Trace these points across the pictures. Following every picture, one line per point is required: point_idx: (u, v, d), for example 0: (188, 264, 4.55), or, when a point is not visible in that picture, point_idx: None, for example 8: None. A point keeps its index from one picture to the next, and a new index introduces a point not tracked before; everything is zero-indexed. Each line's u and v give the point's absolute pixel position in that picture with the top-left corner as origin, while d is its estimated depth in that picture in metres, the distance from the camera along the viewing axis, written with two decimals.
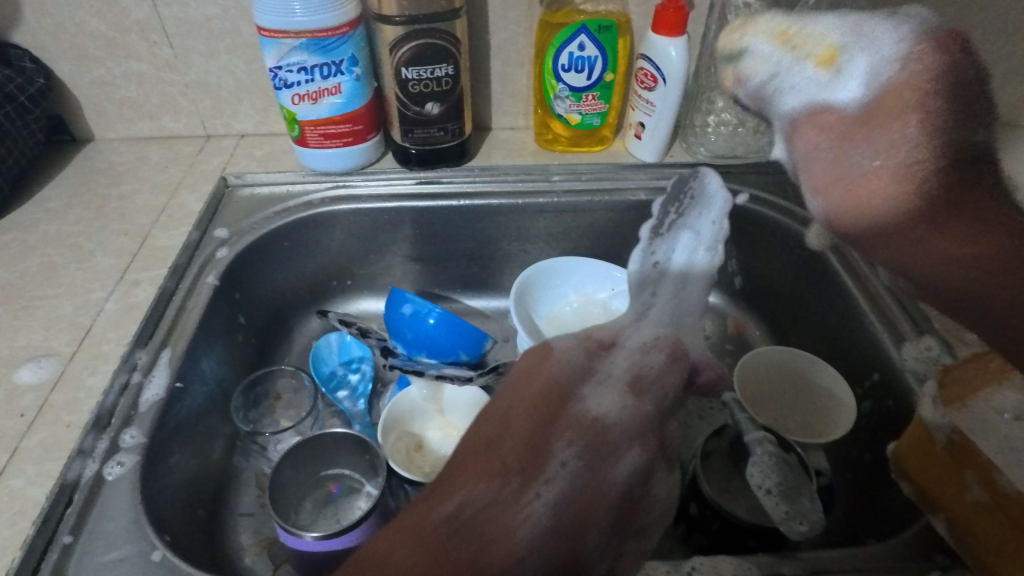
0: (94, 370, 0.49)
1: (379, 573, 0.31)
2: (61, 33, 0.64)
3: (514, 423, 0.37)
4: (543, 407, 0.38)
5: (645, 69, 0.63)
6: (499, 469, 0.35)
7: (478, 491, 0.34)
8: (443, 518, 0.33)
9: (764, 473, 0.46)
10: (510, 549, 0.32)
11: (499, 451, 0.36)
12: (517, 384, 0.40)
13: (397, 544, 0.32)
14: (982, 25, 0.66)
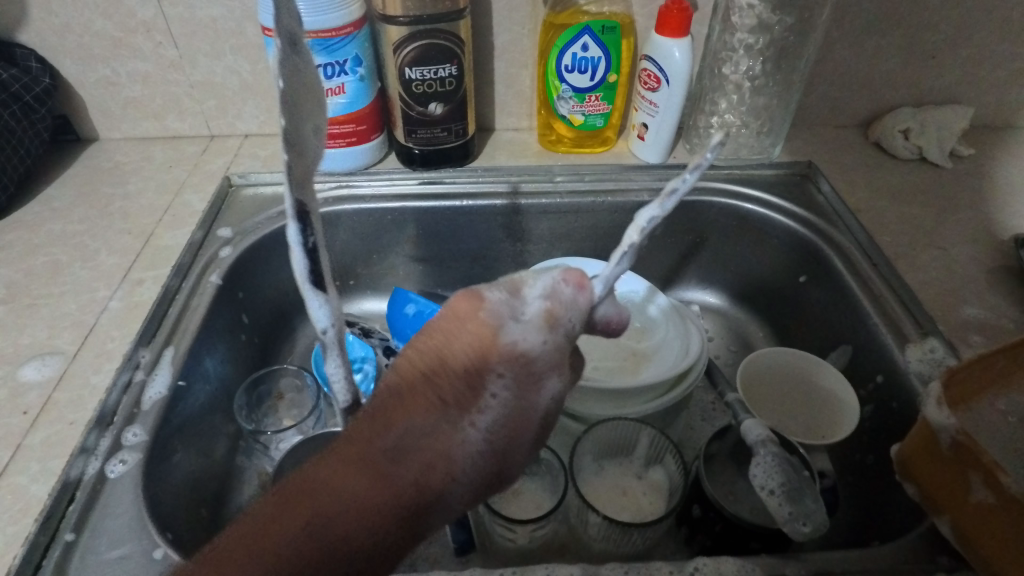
0: (97, 368, 0.49)
1: (317, 507, 0.31)
2: (67, 33, 0.64)
3: (452, 367, 0.34)
4: (480, 336, 0.34)
5: (649, 70, 0.63)
6: (434, 405, 0.34)
7: (421, 436, 0.33)
8: (379, 449, 0.33)
9: (766, 473, 0.46)
10: (448, 473, 0.33)
11: (443, 398, 0.34)
12: (449, 325, 0.34)
13: (336, 474, 0.32)
14: (986, 27, 0.66)
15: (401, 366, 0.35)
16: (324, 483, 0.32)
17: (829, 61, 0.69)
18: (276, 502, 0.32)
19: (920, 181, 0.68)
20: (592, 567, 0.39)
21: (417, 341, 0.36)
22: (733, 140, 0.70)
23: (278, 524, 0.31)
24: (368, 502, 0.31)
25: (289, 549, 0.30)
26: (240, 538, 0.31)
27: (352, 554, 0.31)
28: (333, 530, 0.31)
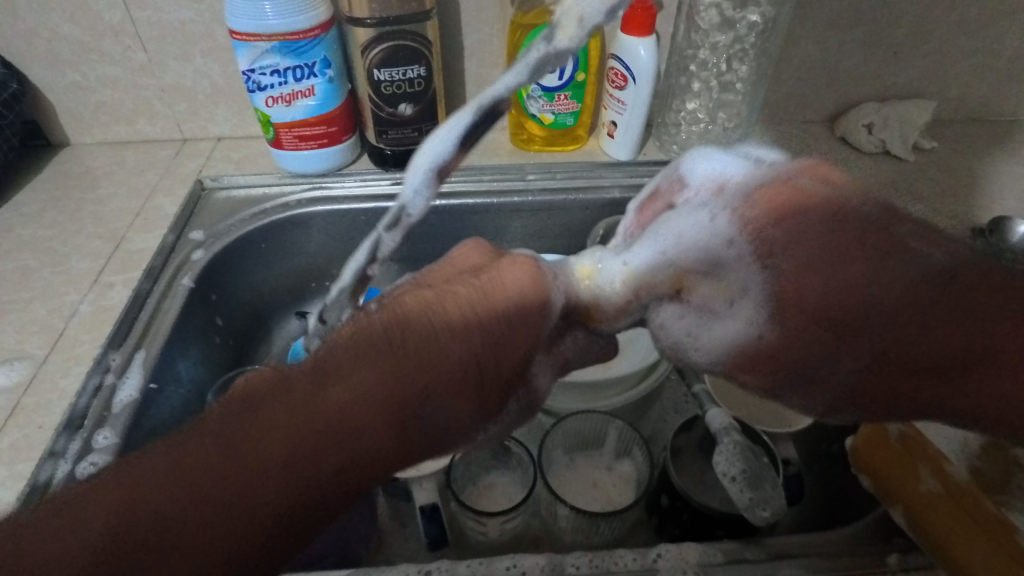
0: (67, 372, 0.49)
1: (331, 439, 0.27)
2: (34, 38, 0.64)
3: (505, 341, 0.32)
4: (537, 316, 0.33)
5: (616, 68, 0.64)
6: (469, 374, 0.30)
7: (452, 408, 0.30)
8: (414, 394, 0.29)
9: (728, 460, 0.46)
10: (464, 432, 0.31)
11: (482, 371, 0.31)
12: (505, 285, 0.33)
13: (363, 409, 0.27)
14: (944, 23, 0.68)
15: (449, 311, 0.31)
16: (348, 411, 0.27)
17: (793, 57, 0.70)
18: (282, 411, 0.27)
19: (883, 174, 0.69)
20: (558, 558, 0.40)
21: (461, 279, 0.33)
22: (702, 137, 0.71)
23: (283, 444, 0.26)
24: (391, 453, 0.28)
25: (294, 484, 0.26)
26: (224, 451, 0.26)
27: (353, 496, 0.28)
28: (341, 472, 0.27)
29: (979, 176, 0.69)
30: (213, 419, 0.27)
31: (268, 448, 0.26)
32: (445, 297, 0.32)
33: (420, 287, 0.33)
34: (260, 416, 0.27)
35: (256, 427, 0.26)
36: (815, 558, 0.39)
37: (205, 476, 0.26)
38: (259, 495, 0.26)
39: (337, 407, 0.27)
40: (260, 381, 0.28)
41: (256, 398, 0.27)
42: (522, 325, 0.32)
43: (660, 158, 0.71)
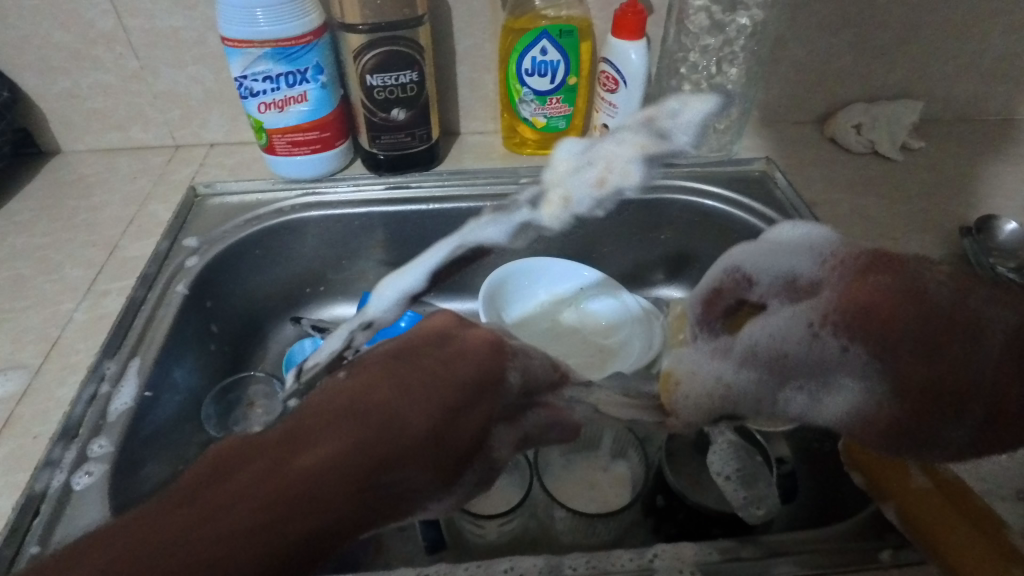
0: (63, 381, 0.49)
1: (295, 504, 0.26)
2: (25, 47, 0.64)
3: (465, 413, 0.33)
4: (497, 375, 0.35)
5: (607, 72, 0.65)
6: (427, 438, 0.31)
7: (414, 476, 0.30)
8: (377, 463, 0.29)
9: (723, 460, 0.49)
10: (412, 501, 0.31)
11: (441, 443, 0.32)
12: (462, 351, 0.35)
13: (330, 474, 0.27)
14: (930, 24, 0.69)
15: (418, 382, 0.32)
16: (316, 476, 0.27)
17: (783, 59, 0.71)
18: (251, 480, 0.27)
19: (873, 174, 0.70)
20: (556, 559, 0.40)
21: (428, 349, 0.34)
22: (693, 139, 0.72)
23: (256, 507, 0.26)
24: (352, 524, 0.28)
25: (259, 546, 0.25)
26: (181, 515, 0.26)
27: (308, 572, 0.27)
28: (308, 539, 0.26)
29: (967, 175, 0.70)
30: (184, 491, 0.27)
31: (240, 517, 0.26)
32: (408, 368, 0.33)
33: (386, 354, 0.34)
34: (232, 485, 0.27)
35: (228, 496, 0.26)
36: (809, 553, 0.40)
37: (173, 544, 0.25)
38: (223, 559, 0.25)
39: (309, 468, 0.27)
40: (232, 449, 0.28)
41: (229, 465, 0.27)
42: (473, 395, 0.33)
43: None
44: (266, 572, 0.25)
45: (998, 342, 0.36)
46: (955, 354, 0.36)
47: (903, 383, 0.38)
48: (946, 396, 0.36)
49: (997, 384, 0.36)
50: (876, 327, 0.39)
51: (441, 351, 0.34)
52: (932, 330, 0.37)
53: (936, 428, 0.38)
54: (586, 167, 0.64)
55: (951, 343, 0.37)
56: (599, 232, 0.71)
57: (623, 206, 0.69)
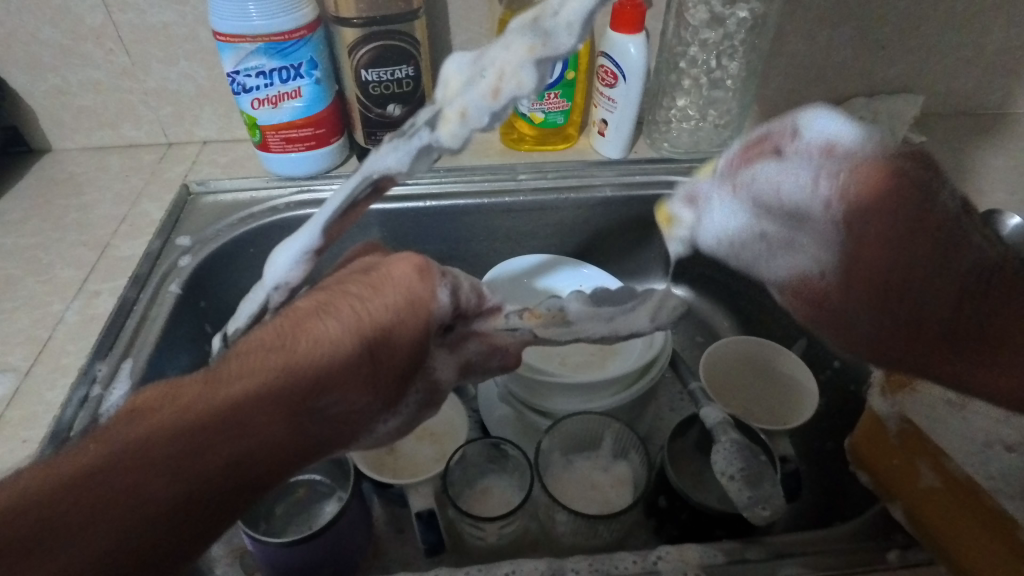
0: (52, 383, 0.48)
1: (213, 443, 0.29)
2: (13, 43, 0.63)
3: (395, 332, 0.34)
4: (425, 298, 0.36)
5: (606, 67, 0.64)
6: (354, 364, 0.33)
7: (349, 400, 0.32)
8: (303, 390, 0.31)
9: (727, 458, 0.46)
10: (353, 428, 0.33)
11: (376, 360, 0.33)
12: (386, 282, 0.36)
13: (253, 401, 0.30)
14: (932, 17, 0.68)
15: (339, 319, 0.34)
16: (236, 411, 0.29)
17: (783, 53, 0.70)
18: (173, 415, 0.29)
19: None
20: (557, 563, 0.40)
21: (352, 284, 0.36)
22: (693, 135, 0.71)
23: (173, 438, 0.28)
24: (281, 451, 0.30)
25: (180, 473, 0.28)
26: (106, 447, 0.28)
27: (245, 490, 0.29)
28: (238, 464, 0.29)
29: (969, 170, 0.70)
30: (106, 428, 0.29)
31: (164, 446, 0.28)
32: (329, 307, 0.34)
33: (311, 299, 0.36)
34: (150, 423, 0.28)
35: (155, 427, 0.28)
36: (818, 557, 0.39)
37: (90, 481, 0.27)
38: (153, 484, 0.27)
39: (229, 397, 0.30)
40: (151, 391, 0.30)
41: (148, 409, 0.29)
42: (403, 319, 0.35)
43: (652, 156, 0.71)
44: (195, 484, 0.28)
45: (973, 263, 0.41)
46: (925, 301, 0.41)
47: (851, 266, 0.43)
48: (992, 343, 0.40)
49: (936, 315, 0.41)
50: (921, 239, 0.41)
51: (368, 285, 0.36)
52: (953, 250, 0.41)
53: (971, 368, 0.40)
54: (478, 77, 0.39)
55: (986, 298, 0.41)
56: (598, 229, 0.70)
57: (622, 202, 0.68)
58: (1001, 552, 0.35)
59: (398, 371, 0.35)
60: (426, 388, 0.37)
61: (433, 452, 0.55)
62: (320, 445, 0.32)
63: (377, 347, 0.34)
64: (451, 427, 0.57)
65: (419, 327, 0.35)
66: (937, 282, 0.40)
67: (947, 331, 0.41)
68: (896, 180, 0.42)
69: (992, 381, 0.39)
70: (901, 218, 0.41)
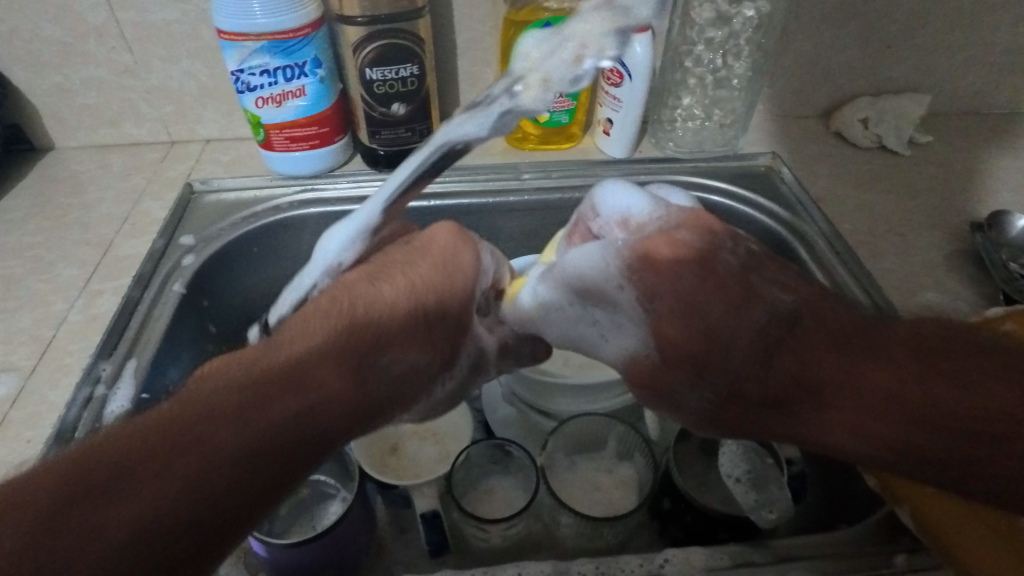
0: (55, 383, 0.48)
1: (277, 402, 0.30)
2: (16, 40, 0.63)
3: (439, 300, 0.39)
4: (464, 256, 0.41)
5: (611, 65, 0.64)
6: (408, 326, 0.37)
7: (404, 358, 0.36)
8: (364, 349, 0.34)
9: (733, 462, 0.48)
10: (409, 380, 0.37)
11: (428, 326, 0.38)
12: (428, 245, 0.41)
13: (315, 356, 0.32)
14: (938, 15, 0.68)
15: (390, 286, 0.38)
16: (305, 367, 0.32)
17: (789, 52, 0.70)
18: (237, 377, 0.30)
19: (879, 169, 0.69)
20: (563, 565, 0.40)
21: (393, 256, 0.41)
22: (697, 134, 0.71)
23: (235, 396, 0.29)
24: (345, 405, 0.32)
25: (252, 423, 0.29)
26: (165, 413, 0.29)
27: (308, 450, 0.30)
28: (305, 414, 0.30)
29: (975, 170, 0.69)
30: (152, 415, 0.29)
31: (223, 428, 0.28)
32: (374, 278, 0.38)
33: (346, 280, 0.38)
34: (198, 396, 0.29)
35: (223, 386, 0.30)
36: (823, 560, 0.39)
37: (163, 431, 0.28)
38: (206, 454, 0.28)
39: (299, 347, 0.32)
40: (213, 363, 0.32)
41: (213, 375, 0.31)
42: (445, 283, 0.39)
43: (657, 156, 0.71)
44: (270, 434, 0.29)
45: (759, 322, 0.33)
46: (726, 319, 0.33)
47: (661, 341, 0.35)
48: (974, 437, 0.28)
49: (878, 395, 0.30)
50: (737, 289, 0.34)
51: (407, 258, 0.40)
52: (864, 326, 0.32)
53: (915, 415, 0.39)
54: (559, 47, 0.42)
55: (949, 356, 0.31)
56: None
57: None
58: (1011, 559, 0.35)
59: (442, 334, 0.39)
60: (456, 353, 0.40)
61: (435, 451, 0.56)
62: (375, 405, 0.34)
63: (428, 303, 0.38)
64: (456, 428, 0.57)
65: (461, 300, 0.40)
66: (874, 367, 0.30)
67: (730, 386, 0.33)
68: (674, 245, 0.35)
69: (839, 431, 0.31)
70: (714, 269, 0.34)
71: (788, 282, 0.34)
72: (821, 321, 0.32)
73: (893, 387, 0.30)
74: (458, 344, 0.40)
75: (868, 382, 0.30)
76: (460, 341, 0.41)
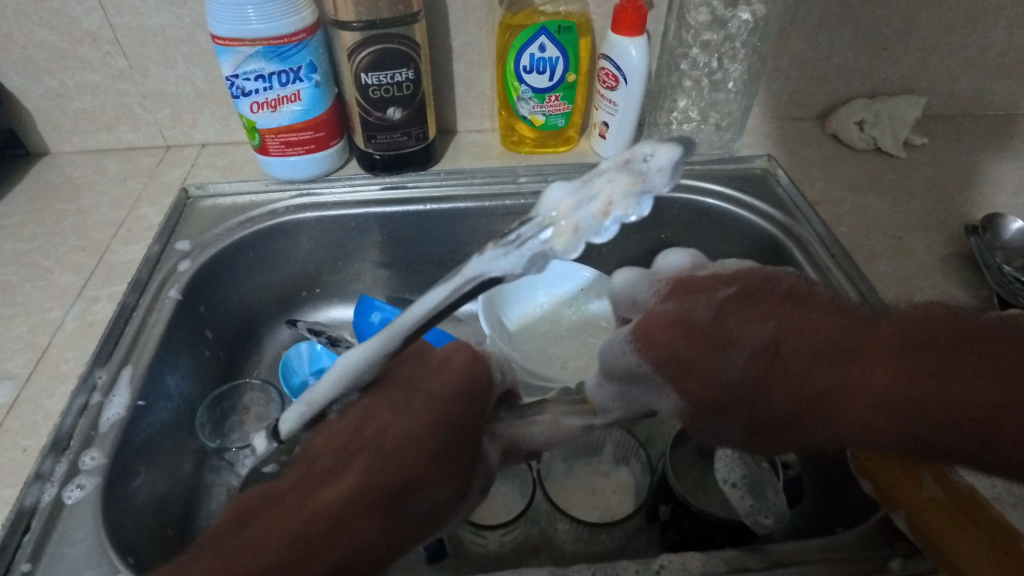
0: (51, 391, 0.48)
1: (312, 541, 0.29)
2: (10, 46, 0.62)
3: (461, 441, 0.35)
4: (482, 394, 0.38)
5: (607, 69, 0.64)
6: (423, 468, 0.33)
7: (434, 496, 0.33)
8: (391, 497, 0.32)
9: (729, 465, 0.46)
10: (434, 518, 0.34)
11: (443, 461, 0.34)
12: (444, 362, 0.38)
13: (348, 506, 0.30)
14: (933, 17, 0.68)
15: (412, 417, 0.34)
16: (326, 509, 0.30)
17: (785, 54, 0.70)
18: (271, 533, 0.29)
19: (875, 171, 0.69)
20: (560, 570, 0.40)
21: (406, 367, 0.38)
22: (694, 136, 0.71)
23: (272, 551, 0.29)
24: (374, 552, 0.30)
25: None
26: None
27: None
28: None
29: (971, 172, 0.69)
30: (203, 545, 0.30)
31: (261, 553, 0.29)
32: (399, 392, 0.36)
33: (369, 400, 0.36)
34: (232, 546, 0.29)
35: (257, 542, 0.29)
36: (818, 564, 0.39)
37: None
38: (249, 572, 0.28)
39: (324, 493, 0.31)
40: (245, 508, 0.31)
41: (246, 521, 0.30)
42: (461, 394, 0.37)
43: None
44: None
45: (744, 356, 0.32)
46: (719, 365, 0.33)
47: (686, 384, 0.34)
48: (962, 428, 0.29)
49: (865, 404, 0.30)
50: (709, 347, 0.33)
51: (392, 357, 0.38)
52: (850, 326, 0.32)
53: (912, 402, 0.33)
54: None
55: (932, 356, 0.30)
56: None
57: None
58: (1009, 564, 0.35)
59: (467, 460, 0.36)
60: (481, 476, 0.37)
61: None
62: (404, 536, 0.32)
63: (444, 417, 0.35)
64: None
65: (478, 403, 0.37)
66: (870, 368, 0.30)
67: (745, 415, 0.33)
68: (681, 328, 0.34)
69: (849, 436, 0.31)
70: (691, 324, 0.34)
71: (761, 312, 0.33)
72: (812, 331, 0.32)
73: (891, 394, 0.30)
74: (480, 472, 0.37)
75: (838, 393, 0.31)
76: (482, 460, 0.37)
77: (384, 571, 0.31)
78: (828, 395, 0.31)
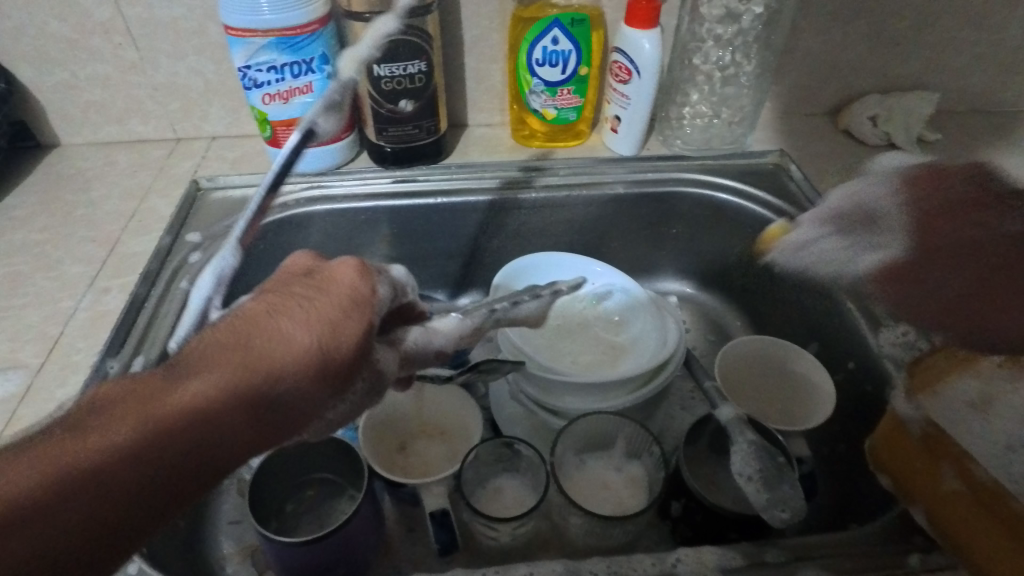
0: (63, 381, 0.48)
1: (160, 430, 0.28)
2: (22, 36, 0.62)
3: (335, 344, 0.32)
4: (362, 309, 0.34)
5: (619, 62, 0.63)
6: (272, 370, 0.31)
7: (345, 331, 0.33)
8: (255, 386, 0.31)
9: (745, 460, 0.46)
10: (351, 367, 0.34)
11: (331, 355, 0.32)
12: (329, 279, 0.35)
13: (232, 330, 0.32)
14: (948, 12, 0.67)
15: (285, 317, 0.33)
16: (180, 405, 0.29)
17: (797, 48, 0.69)
18: (124, 428, 0.28)
19: (888, 167, 0.69)
20: (574, 564, 0.39)
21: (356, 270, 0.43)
22: (705, 131, 0.71)
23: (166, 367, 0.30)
24: (245, 435, 0.30)
25: (173, 396, 0.29)
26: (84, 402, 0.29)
27: (250, 389, 0.30)
28: (181, 459, 0.29)
29: (985, 168, 0.69)
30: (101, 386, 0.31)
31: (109, 439, 0.27)
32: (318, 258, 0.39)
33: (263, 300, 0.34)
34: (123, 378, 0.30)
35: (116, 431, 0.28)
36: (837, 559, 0.38)
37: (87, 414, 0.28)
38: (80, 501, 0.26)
39: (231, 320, 0.33)
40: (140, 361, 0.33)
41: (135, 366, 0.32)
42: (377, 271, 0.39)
43: (664, 153, 0.70)
44: (207, 383, 0.30)
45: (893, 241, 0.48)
46: None
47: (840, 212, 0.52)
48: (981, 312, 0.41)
49: (968, 285, 0.42)
50: None
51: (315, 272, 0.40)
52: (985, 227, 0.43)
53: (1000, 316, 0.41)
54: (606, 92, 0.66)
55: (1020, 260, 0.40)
56: (609, 227, 0.70)
57: (634, 199, 0.67)
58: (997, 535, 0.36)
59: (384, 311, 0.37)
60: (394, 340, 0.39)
61: (445, 450, 0.57)
62: (319, 369, 0.32)
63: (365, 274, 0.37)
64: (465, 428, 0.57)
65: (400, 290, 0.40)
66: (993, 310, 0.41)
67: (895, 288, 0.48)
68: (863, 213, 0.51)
69: (929, 298, 0.45)
70: None
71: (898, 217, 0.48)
72: (937, 212, 0.46)
73: (972, 288, 0.42)
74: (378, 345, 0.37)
75: (961, 270, 0.42)
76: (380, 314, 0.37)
77: (225, 472, 0.30)
78: (936, 269, 0.44)
